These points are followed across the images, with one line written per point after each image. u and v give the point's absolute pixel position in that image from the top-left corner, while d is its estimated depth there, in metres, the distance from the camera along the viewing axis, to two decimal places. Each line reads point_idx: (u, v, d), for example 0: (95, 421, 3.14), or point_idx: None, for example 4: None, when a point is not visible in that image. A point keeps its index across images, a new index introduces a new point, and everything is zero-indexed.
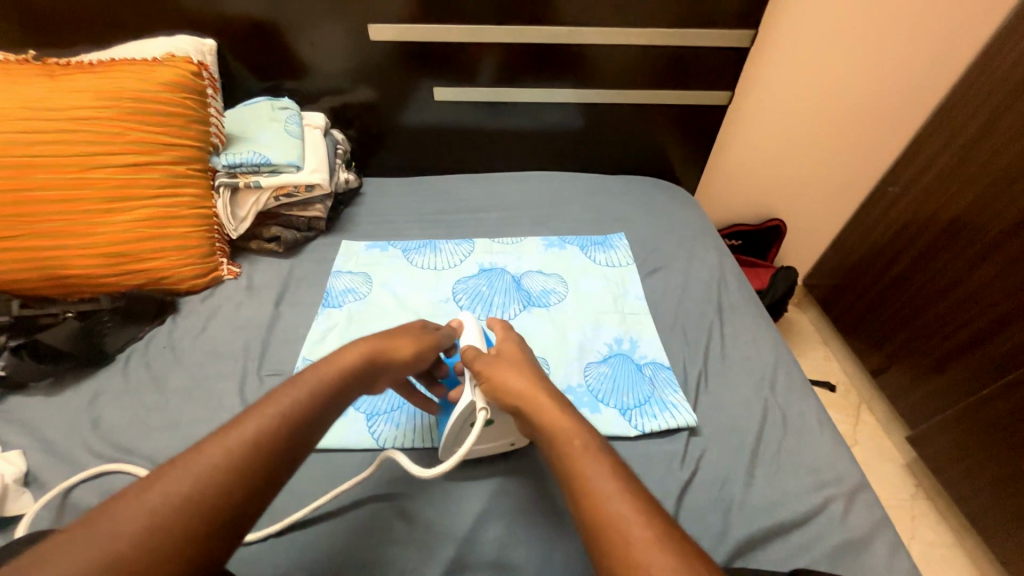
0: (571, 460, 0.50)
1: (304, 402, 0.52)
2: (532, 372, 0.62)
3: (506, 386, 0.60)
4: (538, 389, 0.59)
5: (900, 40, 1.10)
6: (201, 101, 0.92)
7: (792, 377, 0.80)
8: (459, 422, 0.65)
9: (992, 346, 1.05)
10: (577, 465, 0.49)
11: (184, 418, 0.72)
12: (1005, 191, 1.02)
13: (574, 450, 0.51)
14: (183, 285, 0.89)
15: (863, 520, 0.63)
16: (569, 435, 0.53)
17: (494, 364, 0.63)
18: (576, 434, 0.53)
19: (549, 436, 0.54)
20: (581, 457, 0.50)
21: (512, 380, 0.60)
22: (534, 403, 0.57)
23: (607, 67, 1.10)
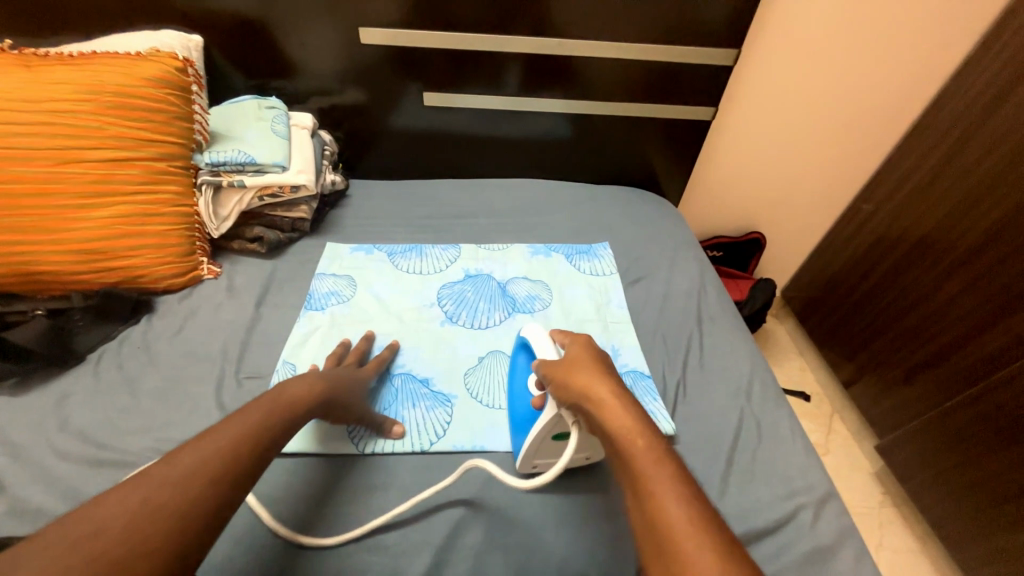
0: (633, 458, 0.50)
1: (265, 413, 0.53)
2: (601, 370, 0.61)
3: (572, 383, 0.60)
4: (604, 385, 0.58)
5: (876, 64, 1.15)
6: (185, 97, 0.90)
7: (767, 387, 0.83)
8: (542, 435, 0.65)
9: (957, 359, 1.10)
10: (638, 464, 0.49)
11: (157, 421, 0.70)
12: (970, 212, 1.07)
13: (637, 447, 0.51)
14: (160, 284, 0.87)
15: (831, 528, 0.65)
16: (630, 434, 0.52)
17: None
18: (638, 432, 0.52)
19: (612, 433, 0.53)
20: (644, 456, 0.50)
21: (580, 377, 0.60)
22: (597, 400, 0.57)
23: (596, 79, 1.13)
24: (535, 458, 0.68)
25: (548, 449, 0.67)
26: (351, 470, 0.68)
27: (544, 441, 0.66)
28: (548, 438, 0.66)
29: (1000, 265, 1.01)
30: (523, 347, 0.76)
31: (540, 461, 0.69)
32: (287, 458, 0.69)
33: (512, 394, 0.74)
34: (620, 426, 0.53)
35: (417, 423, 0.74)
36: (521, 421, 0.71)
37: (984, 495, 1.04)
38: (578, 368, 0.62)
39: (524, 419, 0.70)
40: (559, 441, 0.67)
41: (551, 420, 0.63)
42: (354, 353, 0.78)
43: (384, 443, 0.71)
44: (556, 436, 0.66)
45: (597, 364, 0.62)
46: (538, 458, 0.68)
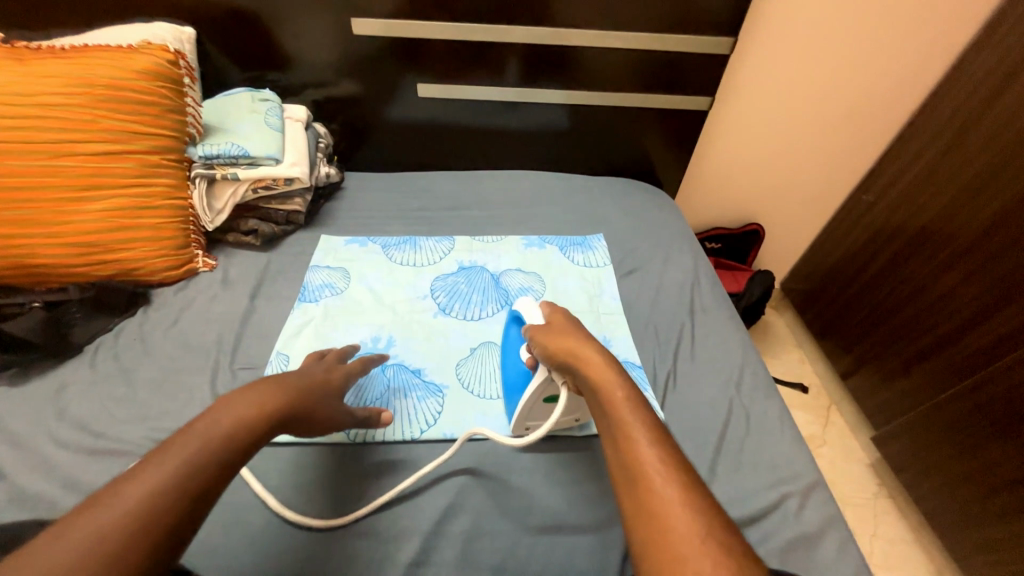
0: (610, 407, 0.52)
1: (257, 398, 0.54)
2: (583, 331, 0.62)
3: (555, 344, 0.61)
4: (587, 343, 0.59)
5: (875, 52, 1.14)
6: (177, 90, 0.90)
7: (757, 376, 0.83)
8: (533, 398, 0.67)
9: (952, 351, 1.10)
10: (616, 412, 0.51)
11: (153, 411, 0.72)
12: (968, 203, 1.06)
13: (616, 398, 0.52)
14: (155, 277, 0.88)
15: (816, 517, 0.65)
16: (608, 386, 0.54)
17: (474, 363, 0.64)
18: (616, 385, 0.54)
19: (593, 384, 0.55)
20: (621, 405, 0.51)
21: (561, 338, 0.61)
22: (580, 356, 0.58)
23: (593, 69, 1.12)
24: (528, 420, 0.70)
25: (540, 411, 0.70)
26: (342, 458, 0.69)
27: (536, 404, 0.68)
28: (539, 401, 0.68)
29: (999, 256, 1.00)
30: (515, 319, 0.77)
31: (532, 423, 0.71)
32: (279, 447, 0.70)
33: (506, 362, 0.76)
34: (601, 377, 0.55)
35: (409, 413, 0.74)
36: (514, 387, 0.72)
37: (977, 485, 1.05)
38: (562, 331, 0.63)
39: (516, 384, 0.72)
40: (551, 403, 0.69)
41: (542, 383, 0.65)
42: (336, 350, 0.76)
43: (375, 432, 0.71)
44: (548, 399, 0.68)
45: (578, 328, 0.63)
46: (530, 420, 0.71)
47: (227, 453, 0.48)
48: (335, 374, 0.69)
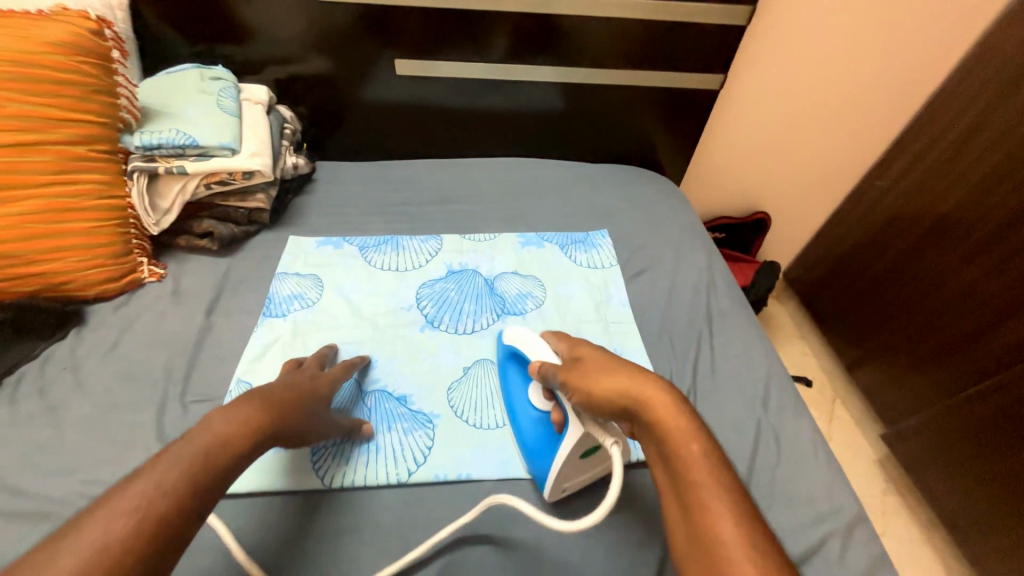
0: (686, 470, 0.42)
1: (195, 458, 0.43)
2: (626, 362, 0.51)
3: (597, 385, 0.49)
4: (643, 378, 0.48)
5: (913, 21, 0.99)
6: (105, 66, 0.76)
7: (785, 392, 0.74)
8: (570, 457, 0.56)
9: (982, 346, 0.98)
10: (696, 477, 0.41)
11: (86, 460, 0.60)
12: (994, 190, 0.95)
13: (693, 456, 0.42)
14: (88, 291, 0.75)
15: (862, 558, 0.58)
16: (682, 438, 0.43)
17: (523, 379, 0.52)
18: (693, 436, 0.43)
19: (661, 438, 0.44)
20: (699, 467, 0.42)
21: (605, 376, 0.50)
22: (637, 398, 0.47)
23: (595, 41, 0.99)
24: (565, 482, 0.59)
25: (577, 470, 0.59)
26: (317, 509, 0.59)
27: (573, 462, 0.57)
28: (576, 458, 0.57)
29: None
30: (514, 356, 0.69)
31: (569, 484, 0.59)
32: (240, 498, 0.59)
33: (518, 415, 0.65)
34: (670, 428, 0.44)
35: (395, 449, 0.64)
36: (537, 443, 0.61)
37: (1001, 488, 0.95)
38: (600, 366, 0.51)
39: (541, 441, 0.61)
40: (589, 458, 0.58)
41: (579, 438, 0.55)
42: (314, 356, 0.68)
43: (354, 475, 0.61)
44: (585, 455, 0.57)
45: (619, 359, 0.52)
46: (567, 482, 0.59)
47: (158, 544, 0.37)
48: (322, 379, 0.62)
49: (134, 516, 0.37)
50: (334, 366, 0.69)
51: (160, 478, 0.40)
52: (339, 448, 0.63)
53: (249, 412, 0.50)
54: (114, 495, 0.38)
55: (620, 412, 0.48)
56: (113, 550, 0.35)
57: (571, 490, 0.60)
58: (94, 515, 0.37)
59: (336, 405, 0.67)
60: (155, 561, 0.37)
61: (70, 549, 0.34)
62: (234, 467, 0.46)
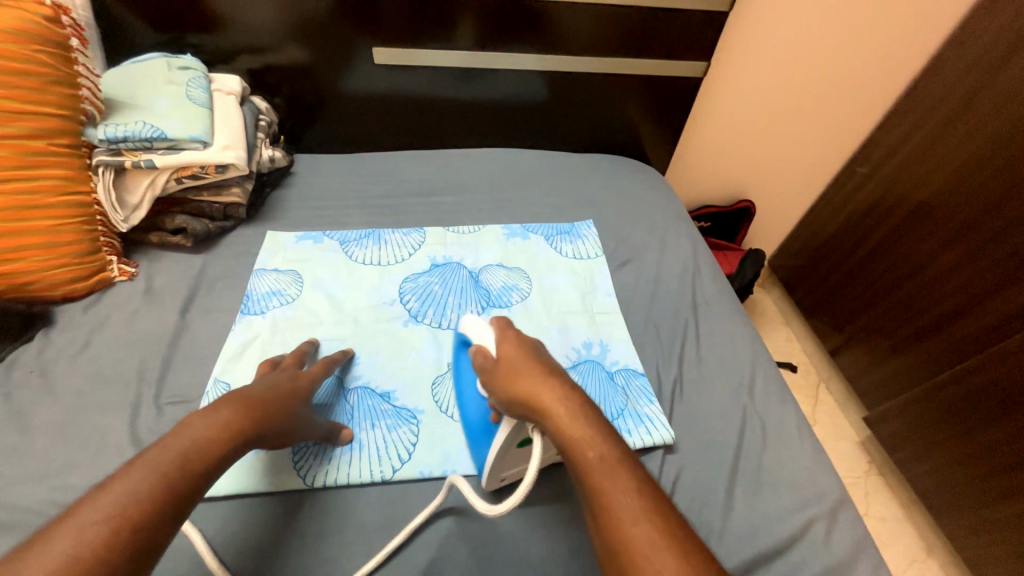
0: (587, 474, 0.43)
1: (168, 463, 0.41)
2: (539, 365, 0.52)
3: (509, 389, 0.50)
4: (552, 385, 0.49)
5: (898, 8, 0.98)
6: (63, 55, 0.72)
7: (770, 379, 0.75)
8: (503, 449, 0.55)
9: (954, 329, 1.01)
10: (593, 481, 0.42)
11: (55, 466, 0.58)
12: (977, 174, 0.95)
13: (589, 462, 0.43)
14: (56, 291, 0.72)
15: (846, 542, 0.59)
16: (583, 443, 0.44)
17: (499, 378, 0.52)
18: (593, 441, 0.44)
19: (559, 444, 0.45)
20: (600, 471, 0.42)
21: (516, 380, 0.50)
22: (540, 406, 0.47)
23: (576, 29, 0.97)
24: (502, 472, 0.58)
25: (514, 459, 0.58)
26: (299, 510, 0.58)
27: (508, 453, 0.56)
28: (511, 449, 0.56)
29: (1009, 229, 0.90)
30: (463, 344, 0.67)
31: (507, 473, 0.59)
32: (218, 501, 0.58)
33: (465, 401, 0.65)
34: (572, 435, 0.45)
35: (378, 446, 0.63)
36: (481, 430, 0.61)
37: (977, 466, 0.96)
38: (513, 369, 0.52)
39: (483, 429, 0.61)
40: (525, 448, 0.57)
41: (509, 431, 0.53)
42: (292, 355, 0.66)
43: (336, 474, 0.60)
44: (521, 444, 0.56)
45: (541, 362, 0.52)
46: (504, 471, 0.59)
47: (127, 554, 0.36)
48: (303, 379, 0.61)
49: (107, 524, 0.36)
50: (313, 364, 0.67)
51: (136, 485, 0.39)
52: (323, 447, 0.62)
53: (229, 416, 0.48)
54: (85, 505, 0.37)
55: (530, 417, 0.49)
56: (84, 558, 0.34)
57: (511, 478, 0.60)
58: (61, 525, 0.35)
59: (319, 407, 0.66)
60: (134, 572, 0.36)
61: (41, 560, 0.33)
62: (214, 470, 0.44)
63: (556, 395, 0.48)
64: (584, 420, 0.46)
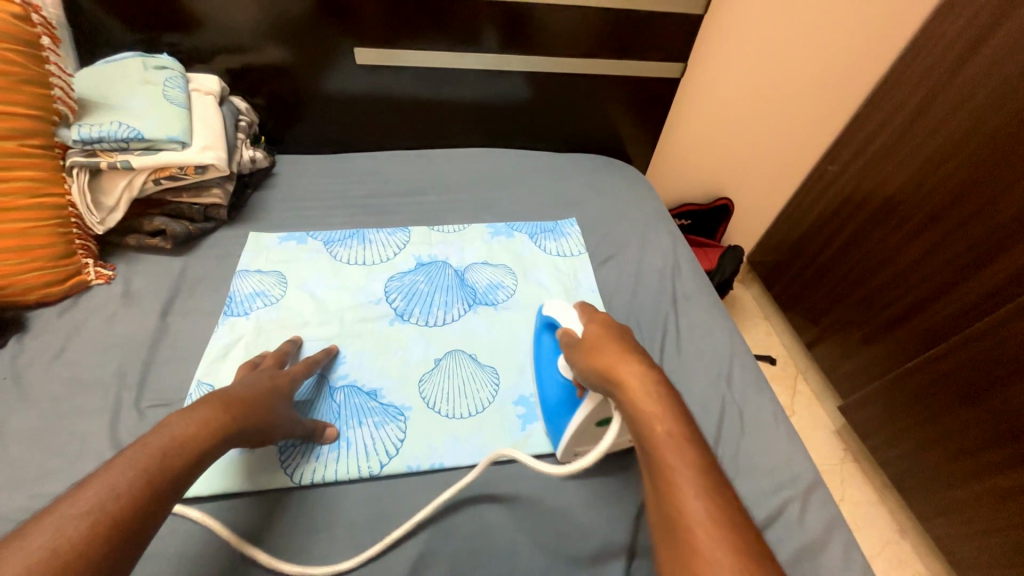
0: (655, 448, 0.42)
1: (149, 460, 0.41)
2: (625, 342, 0.52)
3: (592, 362, 0.52)
4: (634, 362, 0.49)
5: (866, 11, 1.02)
6: (34, 54, 0.70)
7: (747, 369, 0.77)
8: (583, 424, 0.59)
9: (921, 319, 1.05)
10: (659, 455, 0.41)
11: (31, 473, 0.57)
12: (938, 170, 1.00)
13: (658, 437, 0.42)
14: (29, 296, 0.71)
15: (818, 522, 0.61)
16: (654, 417, 0.44)
17: (587, 353, 0.53)
18: (663, 417, 0.43)
19: (630, 416, 0.45)
20: (668, 447, 0.41)
21: (599, 352, 0.52)
22: (618, 377, 0.48)
23: (557, 30, 0.99)
24: (576, 446, 0.63)
25: (591, 437, 0.62)
26: (286, 508, 0.58)
27: (586, 430, 0.60)
28: (590, 426, 0.60)
29: (970, 222, 0.95)
30: (548, 326, 0.69)
31: (581, 449, 0.63)
32: (203, 501, 0.58)
33: (542, 379, 0.68)
34: (641, 410, 0.44)
35: (366, 443, 0.63)
36: (555, 409, 0.64)
37: (944, 449, 1.01)
38: (597, 344, 0.53)
39: (556, 406, 0.64)
40: (603, 428, 0.61)
41: (594, 406, 0.57)
42: (272, 356, 0.66)
43: (324, 471, 0.60)
44: (600, 423, 0.60)
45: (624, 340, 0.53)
46: (579, 446, 0.63)
47: (103, 548, 0.35)
48: (283, 379, 0.61)
49: (87, 519, 0.36)
50: (295, 364, 0.68)
51: (115, 481, 0.39)
52: (308, 443, 0.62)
53: (210, 413, 0.48)
54: (64, 501, 0.37)
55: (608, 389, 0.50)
56: (63, 553, 0.34)
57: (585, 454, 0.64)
58: (39, 523, 0.35)
59: (300, 408, 0.66)
60: (113, 567, 0.36)
61: (19, 552, 0.33)
62: (195, 466, 0.44)
63: (633, 372, 0.48)
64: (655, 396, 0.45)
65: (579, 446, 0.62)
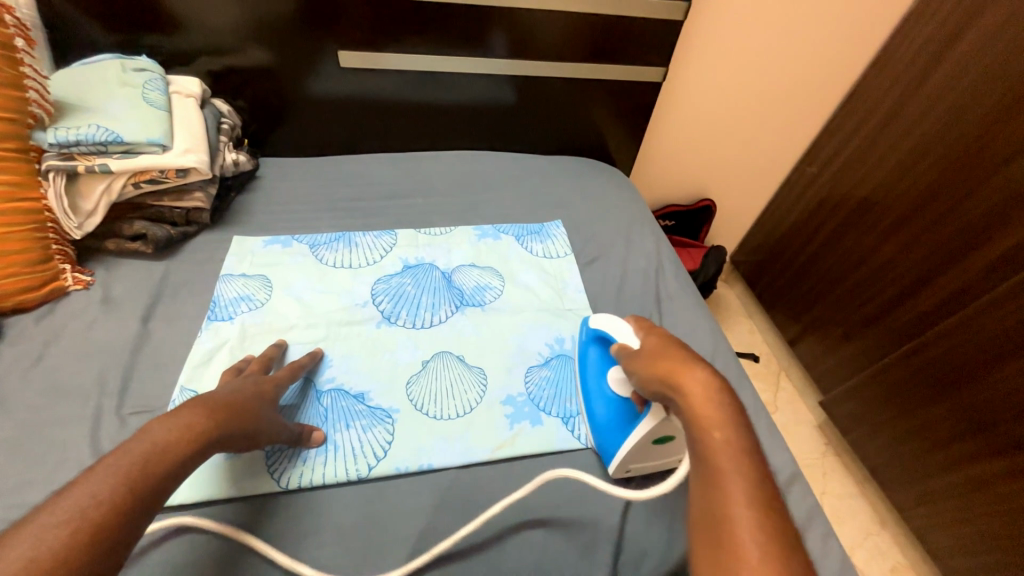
0: (709, 450, 0.43)
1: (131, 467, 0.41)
2: (685, 351, 0.54)
3: (654, 368, 0.54)
4: (697, 369, 0.50)
5: (840, 17, 1.06)
6: (7, 55, 0.69)
7: (730, 366, 0.79)
8: (642, 440, 0.60)
9: (895, 316, 1.09)
10: (713, 457, 0.43)
11: (8, 483, 0.56)
12: (909, 172, 1.04)
13: (714, 441, 0.44)
14: (3, 302, 0.69)
15: (798, 513, 0.64)
16: (711, 422, 0.45)
17: (646, 359, 0.56)
18: (721, 422, 0.45)
19: (689, 421, 0.47)
20: (721, 449, 0.43)
21: (661, 360, 0.54)
22: (680, 381, 0.50)
23: (542, 35, 1.01)
24: (630, 463, 0.63)
25: (646, 455, 0.62)
26: (272, 512, 0.57)
27: (644, 446, 0.61)
28: (647, 442, 0.60)
29: (940, 220, 0.99)
30: (597, 341, 0.72)
31: (635, 467, 0.63)
32: (187, 507, 0.57)
33: (592, 393, 0.69)
34: (702, 415, 0.46)
35: (353, 446, 0.63)
36: (607, 425, 0.65)
37: (919, 441, 1.04)
38: (659, 352, 0.55)
39: (610, 421, 0.64)
40: (660, 445, 0.61)
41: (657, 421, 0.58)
42: (258, 361, 0.66)
43: (311, 475, 0.60)
44: (657, 441, 0.60)
45: (684, 349, 0.54)
46: (632, 463, 0.63)
47: (84, 556, 0.35)
48: (269, 383, 0.61)
49: (68, 527, 0.35)
50: (280, 369, 0.67)
51: (97, 488, 0.38)
52: (295, 448, 0.62)
53: (193, 418, 0.48)
54: (42, 511, 0.36)
55: (666, 394, 0.52)
56: (43, 563, 0.33)
57: (634, 473, 0.64)
58: (17, 534, 0.35)
59: (286, 413, 0.66)
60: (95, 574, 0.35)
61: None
62: (178, 472, 0.44)
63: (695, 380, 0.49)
64: (716, 400, 0.47)
65: (633, 462, 0.62)
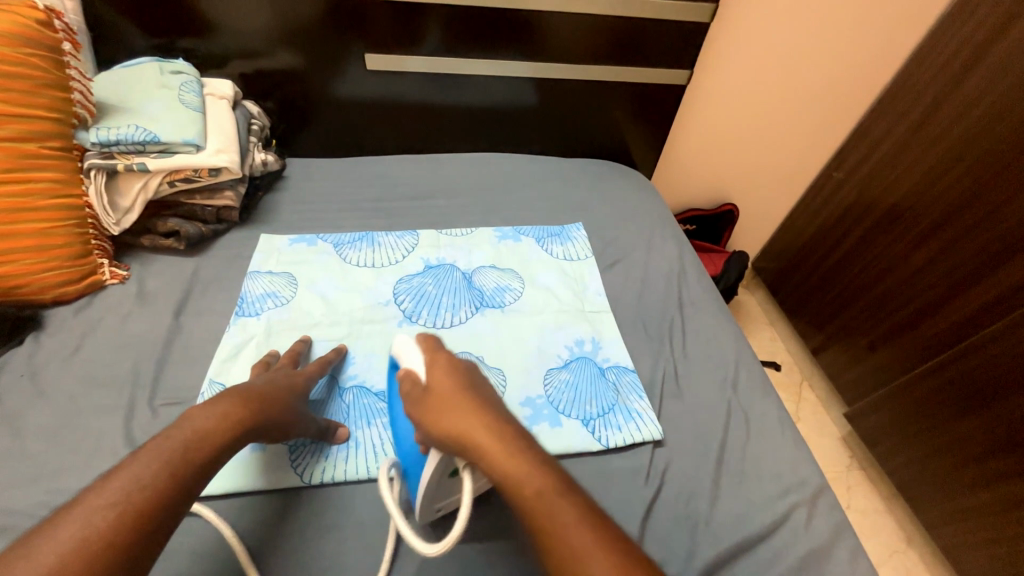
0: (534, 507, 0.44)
1: (170, 455, 0.42)
2: (470, 399, 0.52)
3: (446, 427, 0.50)
4: (484, 427, 0.49)
5: (875, 17, 1.03)
6: (55, 58, 0.72)
7: (754, 374, 0.77)
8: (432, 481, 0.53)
9: (926, 326, 1.05)
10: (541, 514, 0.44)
11: (48, 469, 0.58)
12: (943, 178, 1.00)
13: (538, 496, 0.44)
14: (46, 294, 0.72)
15: (825, 527, 0.62)
16: (520, 484, 0.45)
17: (434, 409, 0.52)
18: (534, 479, 0.46)
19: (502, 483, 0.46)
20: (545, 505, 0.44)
21: (448, 415, 0.50)
22: (475, 442, 0.48)
23: (565, 37, 1.00)
24: (435, 503, 0.56)
25: (447, 489, 0.56)
26: (297, 506, 0.58)
27: (439, 485, 0.55)
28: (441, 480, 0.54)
29: (976, 229, 0.95)
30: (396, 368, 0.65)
31: (446, 505, 0.58)
32: (215, 499, 0.58)
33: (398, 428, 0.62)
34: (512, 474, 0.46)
35: (373, 444, 0.64)
36: (409, 464, 0.58)
37: (950, 457, 1.00)
38: (447, 399, 0.52)
39: (411, 460, 0.58)
40: (458, 477, 0.55)
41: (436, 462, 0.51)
42: (285, 356, 0.67)
43: (334, 471, 0.61)
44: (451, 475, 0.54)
45: (473, 397, 0.53)
46: (439, 502, 0.57)
47: (130, 539, 0.37)
48: (299, 376, 0.62)
49: (115, 510, 0.37)
50: (307, 364, 0.69)
51: (139, 473, 0.40)
52: (319, 444, 0.63)
53: (228, 408, 0.49)
54: (89, 494, 0.38)
55: (461, 453, 0.49)
56: (93, 543, 0.35)
57: (449, 507, 0.58)
58: (69, 514, 0.36)
59: (313, 408, 0.67)
60: (139, 557, 0.37)
61: (52, 542, 0.34)
62: (215, 460, 0.45)
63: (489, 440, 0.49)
64: (516, 458, 0.47)
65: (440, 502, 0.56)
